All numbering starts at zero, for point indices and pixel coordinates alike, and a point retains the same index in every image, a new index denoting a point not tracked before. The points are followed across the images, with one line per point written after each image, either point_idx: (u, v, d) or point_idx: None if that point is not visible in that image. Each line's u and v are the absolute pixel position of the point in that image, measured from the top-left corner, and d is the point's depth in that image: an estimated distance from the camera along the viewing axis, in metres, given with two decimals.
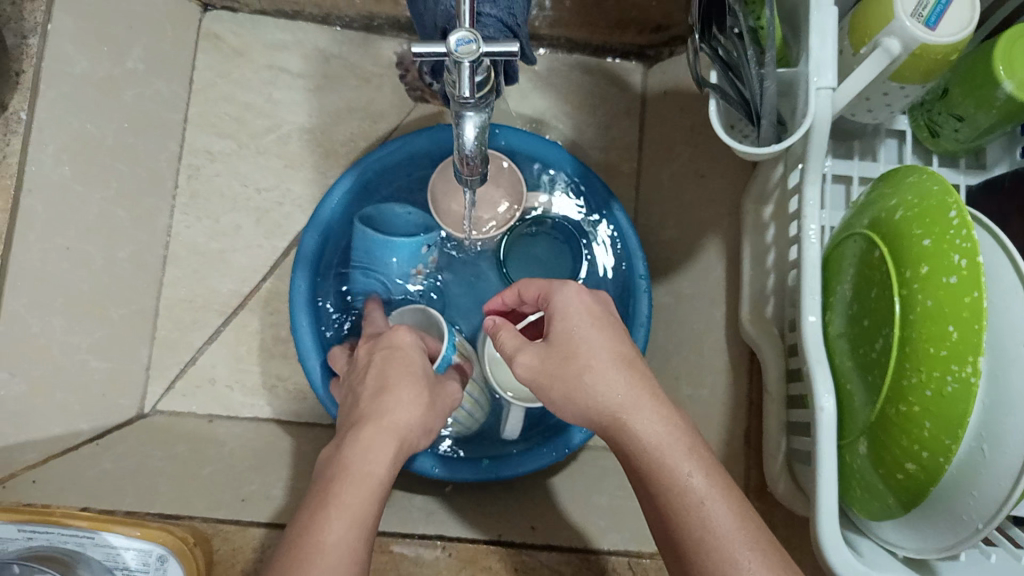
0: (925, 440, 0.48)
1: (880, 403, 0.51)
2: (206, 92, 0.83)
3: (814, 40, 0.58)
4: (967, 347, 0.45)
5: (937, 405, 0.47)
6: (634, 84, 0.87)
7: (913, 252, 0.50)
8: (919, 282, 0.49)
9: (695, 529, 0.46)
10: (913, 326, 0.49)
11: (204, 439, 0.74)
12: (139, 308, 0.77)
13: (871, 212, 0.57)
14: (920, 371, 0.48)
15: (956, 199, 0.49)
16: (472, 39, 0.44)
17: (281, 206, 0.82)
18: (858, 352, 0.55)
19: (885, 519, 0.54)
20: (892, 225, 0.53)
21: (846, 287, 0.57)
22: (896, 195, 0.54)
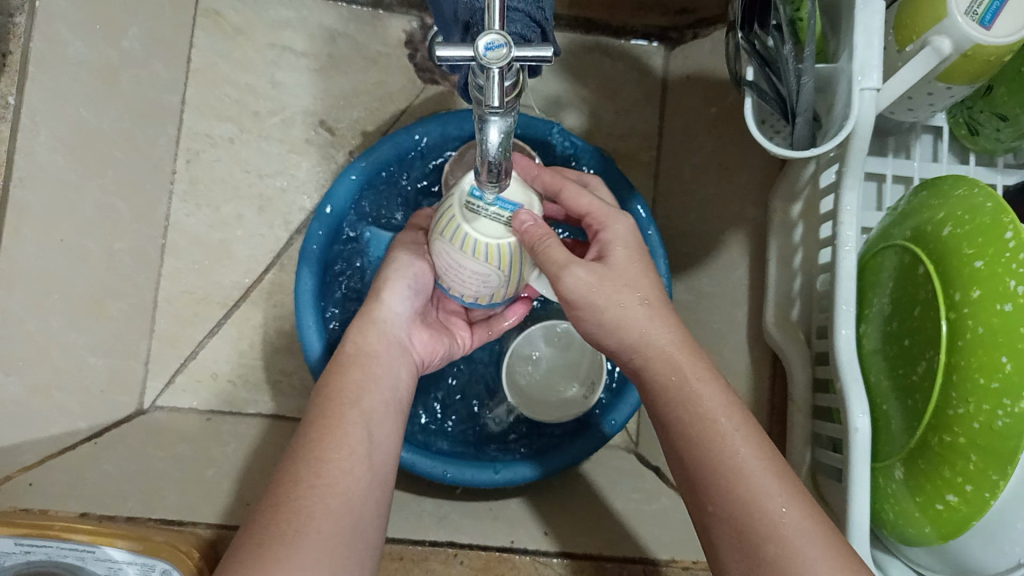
0: (971, 473, 0.46)
1: (921, 430, 0.49)
2: (206, 72, 0.79)
3: (860, 38, 0.54)
4: (1022, 381, 0.43)
5: (986, 439, 0.45)
6: (655, 68, 0.83)
7: (964, 273, 0.47)
8: (968, 306, 0.46)
9: (721, 468, 0.43)
10: (961, 353, 0.46)
11: (206, 436, 0.71)
12: (139, 300, 0.74)
13: (913, 223, 0.54)
14: (968, 402, 0.46)
15: (1012, 218, 0.46)
16: (503, 43, 0.40)
17: (284, 193, 0.79)
18: (897, 373, 0.52)
19: (917, 545, 0.51)
20: (938, 241, 0.50)
21: (885, 301, 0.55)
22: (942, 208, 0.51)
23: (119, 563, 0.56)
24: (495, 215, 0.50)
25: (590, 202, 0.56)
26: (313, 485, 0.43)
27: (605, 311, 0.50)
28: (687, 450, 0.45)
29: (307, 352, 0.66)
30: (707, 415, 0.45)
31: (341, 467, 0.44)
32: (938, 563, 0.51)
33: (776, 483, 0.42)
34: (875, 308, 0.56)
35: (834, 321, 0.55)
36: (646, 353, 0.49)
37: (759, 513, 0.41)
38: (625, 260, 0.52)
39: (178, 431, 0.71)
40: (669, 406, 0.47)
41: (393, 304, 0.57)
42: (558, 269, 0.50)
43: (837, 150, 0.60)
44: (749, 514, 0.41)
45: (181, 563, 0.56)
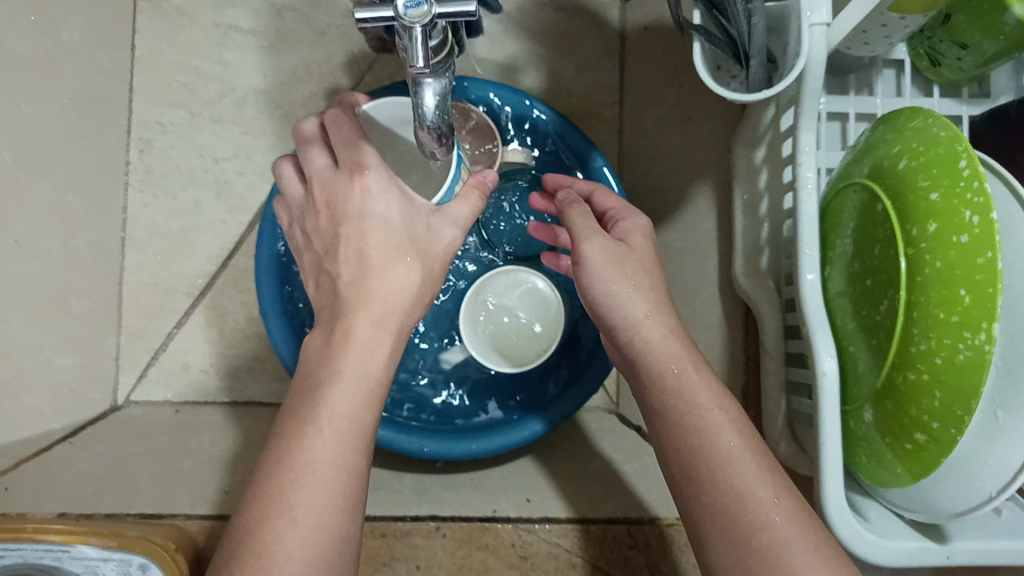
0: (936, 410, 0.45)
1: (886, 370, 0.48)
2: (152, 58, 0.78)
3: None
4: (980, 312, 0.42)
5: (948, 374, 0.44)
6: (612, 20, 0.81)
7: (921, 207, 0.46)
8: (925, 240, 0.45)
9: (713, 458, 0.44)
10: (921, 289, 0.45)
11: (180, 426, 0.70)
12: (103, 296, 0.73)
13: (871, 159, 0.52)
14: (930, 338, 0.45)
15: (965, 146, 0.44)
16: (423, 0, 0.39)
17: (242, 176, 0.78)
18: (862, 314, 0.51)
19: (892, 486, 0.50)
20: (895, 177, 0.49)
21: (846, 242, 0.54)
22: (899, 142, 0.50)
23: (96, 560, 0.56)
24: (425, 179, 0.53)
25: (615, 202, 0.56)
26: (289, 508, 0.40)
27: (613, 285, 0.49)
28: (673, 437, 0.46)
29: (272, 338, 0.65)
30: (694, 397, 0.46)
31: (324, 484, 0.41)
32: (912, 502, 0.51)
33: (762, 473, 0.43)
34: (838, 251, 0.55)
35: (796, 266, 0.54)
36: (636, 330, 0.48)
37: (745, 497, 0.42)
38: (642, 246, 0.52)
39: (152, 423, 0.70)
40: (661, 378, 0.47)
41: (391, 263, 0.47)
42: (579, 235, 0.50)
43: (794, 89, 0.58)
44: (741, 505, 0.42)
45: (159, 558, 0.55)
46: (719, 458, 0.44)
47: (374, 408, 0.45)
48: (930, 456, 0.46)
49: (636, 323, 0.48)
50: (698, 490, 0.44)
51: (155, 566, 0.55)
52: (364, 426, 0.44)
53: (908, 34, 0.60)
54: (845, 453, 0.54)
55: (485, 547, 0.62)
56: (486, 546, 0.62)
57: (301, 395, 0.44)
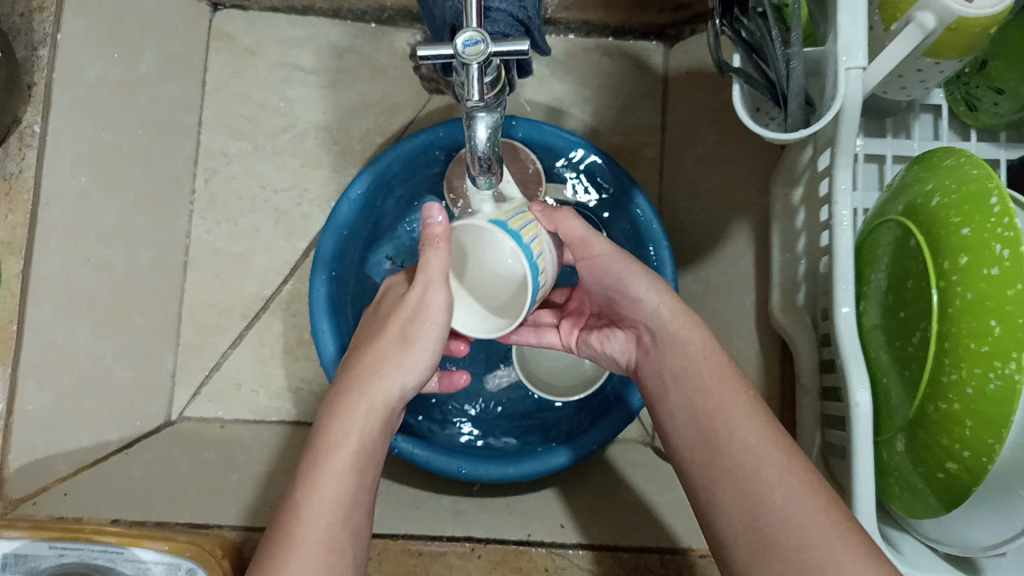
0: (967, 438, 0.45)
1: (918, 400, 0.49)
2: (220, 94, 0.83)
3: (844, 18, 0.55)
4: (1010, 342, 0.43)
5: (979, 402, 0.45)
6: (655, 65, 0.84)
7: (951, 241, 0.48)
8: (957, 271, 0.47)
9: (757, 505, 0.42)
10: (952, 320, 0.47)
11: (229, 442, 0.73)
12: (163, 315, 0.76)
13: (906, 197, 0.54)
14: (961, 367, 0.46)
15: (996, 183, 0.46)
16: (480, 40, 0.43)
17: (299, 206, 0.81)
18: (895, 344, 0.52)
19: (926, 518, 0.51)
20: (927, 213, 0.51)
21: (881, 276, 0.55)
22: (932, 180, 0.51)
23: (148, 563, 0.57)
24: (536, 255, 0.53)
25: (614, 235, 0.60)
26: None
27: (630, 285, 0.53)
28: (714, 487, 0.45)
29: (322, 356, 0.67)
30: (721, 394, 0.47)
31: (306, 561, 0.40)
32: (948, 535, 0.51)
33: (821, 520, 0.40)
34: (871, 287, 0.56)
35: (831, 298, 0.55)
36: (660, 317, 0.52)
37: (766, 511, 0.42)
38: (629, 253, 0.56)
39: (205, 438, 0.73)
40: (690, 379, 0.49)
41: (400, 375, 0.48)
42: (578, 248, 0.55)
43: (831, 131, 0.60)
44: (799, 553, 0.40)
45: (204, 562, 0.56)
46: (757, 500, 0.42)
47: (361, 481, 0.44)
48: (962, 484, 0.46)
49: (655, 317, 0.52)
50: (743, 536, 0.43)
51: (201, 571, 0.56)
52: (352, 503, 0.43)
53: (944, 79, 0.62)
54: (880, 486, 0.55)
55: (519, 570, 0.63)
56: (519, 570, 0.63)
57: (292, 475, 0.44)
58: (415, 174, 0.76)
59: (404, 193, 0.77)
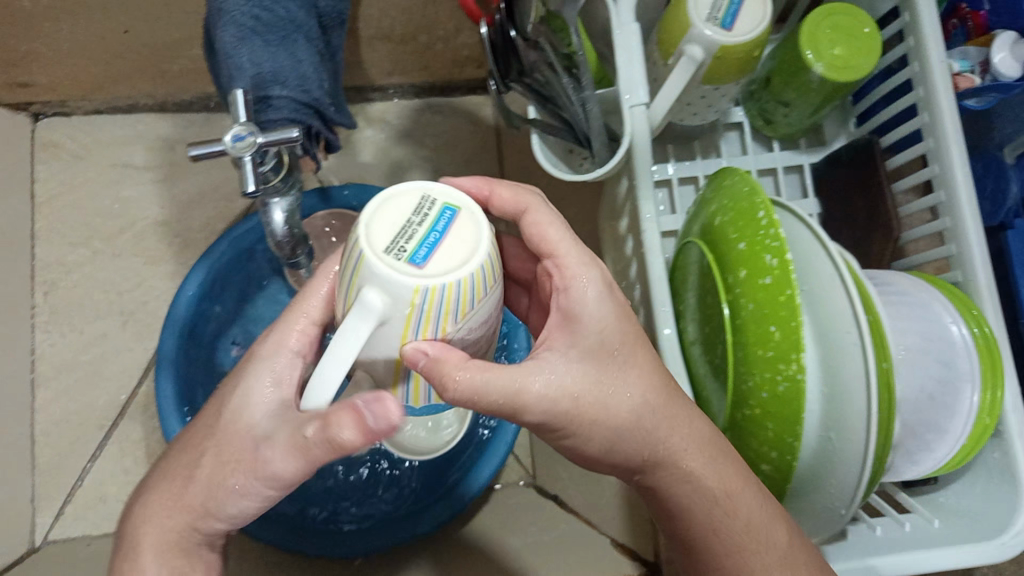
0: (773, 440, 0.48)
1: (732, 410, 0.51)
2: (52, 203, 0.81)
3: (623, 60, 0.59)
4: (789, 345, 0.45)
5: (775, 405, 0.47)
6: (486, 117, 0.87)
7: (732, 256, 0.50)
8: (740, 284, 0.49)
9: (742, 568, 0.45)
10: (742, 331, 0.49)
11: (97, 560, 0.70)
12: (13, 439, 0.74)
13: (700, 219, 0.57)
14: (755, 374, 0.48)
15: (763, 199, 0.49)
16: (247, 133, 0.44)
17: (147, 304, 0.80)
18: (710, 358, 0.55)
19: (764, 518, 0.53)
20: (715, 231, 0.53)
21: (691, 294, 0.58)
22: (717, 201, 0.54)
23: None
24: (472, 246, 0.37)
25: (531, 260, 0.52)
26: None
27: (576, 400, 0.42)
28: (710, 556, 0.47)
29: None
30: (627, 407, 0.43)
31: None
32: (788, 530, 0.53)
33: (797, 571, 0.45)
34: (685, 305, 0.59)
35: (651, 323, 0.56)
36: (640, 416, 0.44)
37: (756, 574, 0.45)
38: (590, 312, 0.42)
39: (71, 560, 0.71)
40: (605, 426, 0.43)
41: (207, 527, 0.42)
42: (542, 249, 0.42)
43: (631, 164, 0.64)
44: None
45: None
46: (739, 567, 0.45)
47: None
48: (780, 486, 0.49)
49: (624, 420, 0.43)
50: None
51: None
52: None
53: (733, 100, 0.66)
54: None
55: None
56: None
57: None
58: (251, 260, 0.75)
59: (248, 278, 0.76)
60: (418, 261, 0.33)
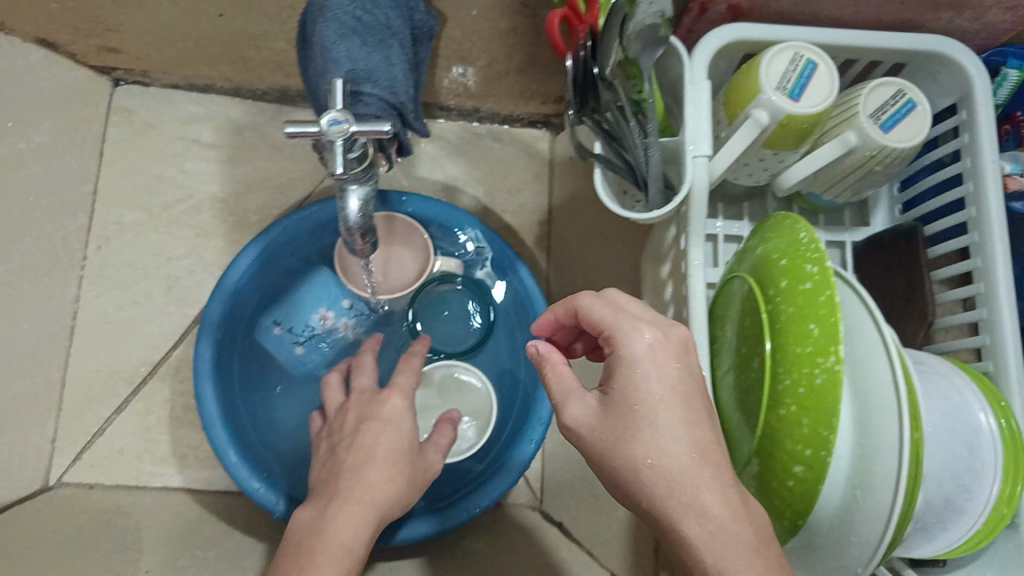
0: (809, 439, 0.50)
1: (765, 414, 0.54)
2: (118, 164, 0.84)
3: (691, 113, 0.62)
4: (827, 339, 0.49)
5: (812, 401, 0.50)
6: (542, 151, 0.89)
7: (774, 272, 0.56)
8: (788, 294, 0.53)
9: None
10: (780, 336, 0.53)
11: (109, 511, 0.72)
12: (45, 380, 0.76)
13: (748, 257, 0.61)
14: (792, 371, 0.52)
15: (805, 224, 0.55)
16: (343, 120, 0.47)
17: (192, 274, 0.82)
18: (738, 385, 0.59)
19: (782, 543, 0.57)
20: (756, 258, 0.59)
21: (729, 329, 0.62)
22: (760, 241, 0.60)
23: None
24: (891, 108, 0.64)
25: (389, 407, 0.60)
26: None
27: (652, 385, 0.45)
28: None
29: (205, 418, 0.69)
30: (648, 441, 0.45)
31: None
32: None
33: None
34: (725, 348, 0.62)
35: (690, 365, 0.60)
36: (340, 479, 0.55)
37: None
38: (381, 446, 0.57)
39: (84, 505, 0.72)
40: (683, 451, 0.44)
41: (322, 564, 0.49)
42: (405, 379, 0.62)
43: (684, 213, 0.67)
44: None
45: None
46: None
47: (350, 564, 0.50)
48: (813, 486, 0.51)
49: (683, 460, 0.44)
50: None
51: None
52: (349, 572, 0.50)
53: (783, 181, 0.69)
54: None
55: None
56: None
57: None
58: (304, 244, 0.77)
59: (299, 262, 0.78)
60: (885, 127, 0.64)
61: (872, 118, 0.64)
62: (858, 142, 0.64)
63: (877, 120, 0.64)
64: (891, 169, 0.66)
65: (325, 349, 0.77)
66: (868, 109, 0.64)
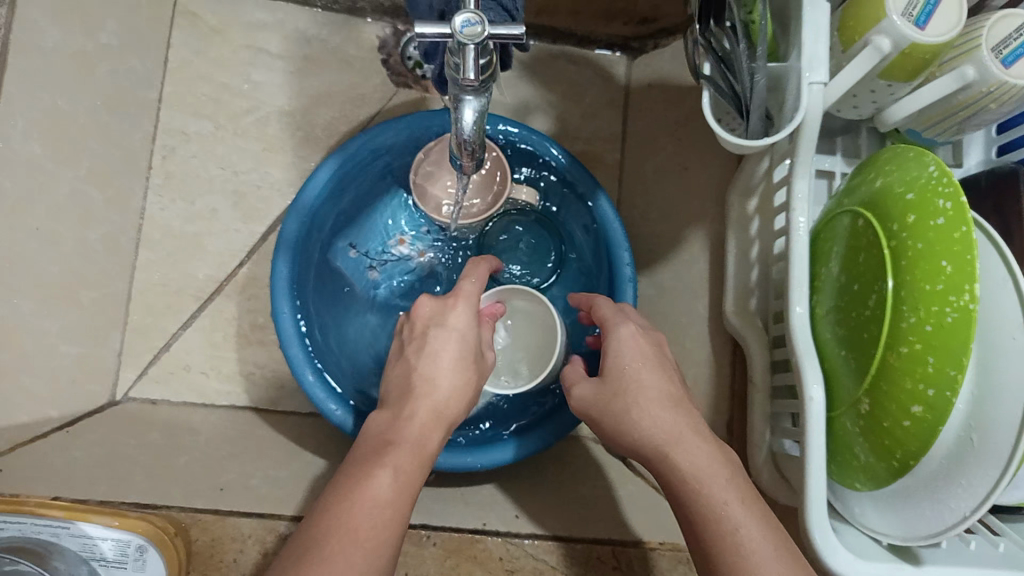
0: (929, 376, 0.49)
1: (880, 354, 0.52)
2: (183, 71, 0.81)
3: (808, 36, 0.58)
4: (962, 277, 0.47)
5: (937, 338, 0.48)
6: (618, 75, 0.87)
7: (898, 206, 0.54)
8: (915, 230, 0.51)
9: (718, 532, 0.46)
10: (904, 272, 0.51)
11: (179, 426, 0.71)
12: (110, 292, 0.75)
13: (861, 193, 0.59)
14: (919, 310, 0.50)
15: (933, 157, 0.53)
16: (477, 21, 0.42)
17: (259, 189, 0.80)
18: (844, 325, 0.57)
19: (867, 490, 0.55)
20: (874, 193, 0.57)
21: (834, 267, 0.59)
22: (879, 174, 0.57)
23: (94, 539, 0.57)
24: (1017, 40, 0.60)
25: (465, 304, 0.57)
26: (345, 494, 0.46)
27: (634, 364, 0.54)
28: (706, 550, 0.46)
29: (281, 336, 0.68)
30: (632, 392, 0.53)
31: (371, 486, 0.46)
32: (891, 526, 0.56)
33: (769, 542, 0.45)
34: (826, 285, 0.60)
35: (788, 298, 0.58)
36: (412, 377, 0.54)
37: (721, 540, 0.45)
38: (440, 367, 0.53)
39: (153, 419, 0.71)
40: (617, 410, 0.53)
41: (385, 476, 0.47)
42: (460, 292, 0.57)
43: (789, 143, 0.64)
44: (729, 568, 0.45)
45: (158, 540, 0.56)
46: (717, 530, 0.46)
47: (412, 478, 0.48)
48: (930, 425, 0.49)
49: (657, 438, 0.51)
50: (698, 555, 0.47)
51: (153, 549, 0.56)
52: (402, 487, 0.47)
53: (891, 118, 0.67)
54: (840, 474, 0.57)
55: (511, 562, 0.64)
56: (474, 558, 0.64)
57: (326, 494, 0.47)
58: (382, 162, 0.75)
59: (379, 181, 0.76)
60: (1007, 63, 0.60)
61: (994, 50, 0.60)
62: (976, 76, 0.61)
63: (1000, 53, 0.60)
64: (1008, 105, 0.63)
65: (401, 275, 0.76)
66: (992, 41, 0.60)
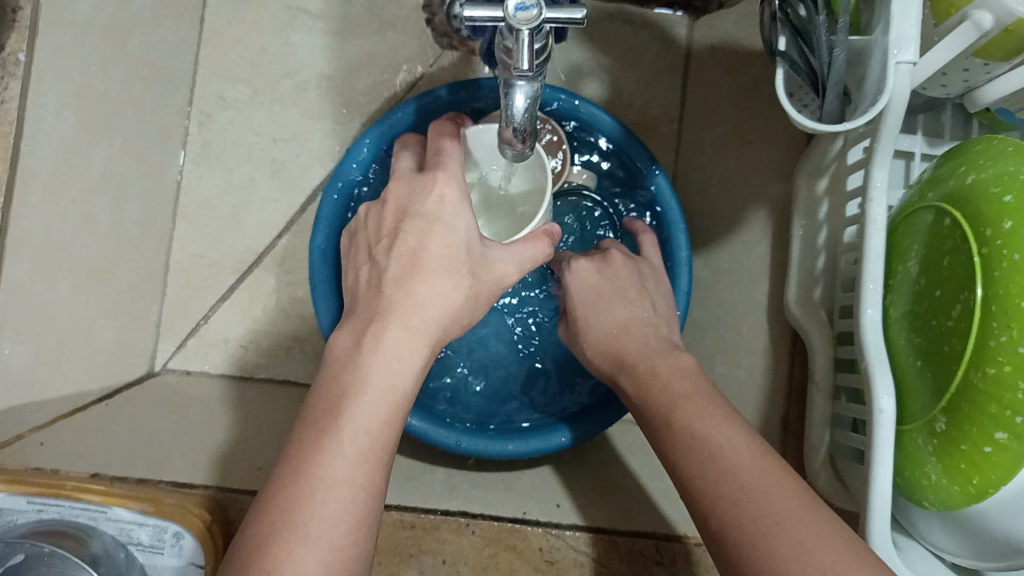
0: (1018, 403, 0.45)
1: (961, 370, 0.48)
2: (221, 33, 0.78)
3: (897, 10, 0.52)
4: None
5: None
6: (677, 38, 0.79)
7: (990, 208, 0.48)
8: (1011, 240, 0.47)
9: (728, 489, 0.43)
10: (998, 285, 0.47)
11: (216, 401, 0.70)
12: (149, 266, 0.74)
13: (944, 185, 0.53)
14: (1012, 328, 0.45)
15: None
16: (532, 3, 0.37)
17: (297, 158, 0.77)
18: (922, 333, 0.52)
19: (933, 507, 0.52)
20: (961, 187, 0.51)
21: (912, 265, 0.54)
22: (966, 164, 0.52)
23: (130, 523, 0.58)
24: None
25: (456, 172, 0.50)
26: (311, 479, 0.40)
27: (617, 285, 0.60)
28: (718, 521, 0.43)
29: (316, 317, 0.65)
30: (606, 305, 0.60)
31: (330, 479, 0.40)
32: (957, 547, 0.53)
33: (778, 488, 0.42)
34: (901, 286, 0.55)
35: (860, 297, 0.54)
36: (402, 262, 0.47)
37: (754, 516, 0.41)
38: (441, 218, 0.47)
39: (191, 395, 0.71)
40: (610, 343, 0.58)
41: (403, 316, 0.45)
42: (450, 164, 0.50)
43: (867, 126, 0.58)
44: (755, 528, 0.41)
45: (192, 527, 0.58)
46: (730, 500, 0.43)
47: (386, 434, 0.42)
48: None
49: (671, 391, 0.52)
50: (710, 508, 0.43)
51: (188, 536, 0.58)
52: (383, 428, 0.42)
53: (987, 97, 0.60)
54: (905, 489, 0.54)
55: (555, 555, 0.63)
56: (513, 548, 0.64)
57: (296, 459, 0.41)
58: None
59: None
60: None
61: None
62: None
63: None
64: None
65: None
66: None
